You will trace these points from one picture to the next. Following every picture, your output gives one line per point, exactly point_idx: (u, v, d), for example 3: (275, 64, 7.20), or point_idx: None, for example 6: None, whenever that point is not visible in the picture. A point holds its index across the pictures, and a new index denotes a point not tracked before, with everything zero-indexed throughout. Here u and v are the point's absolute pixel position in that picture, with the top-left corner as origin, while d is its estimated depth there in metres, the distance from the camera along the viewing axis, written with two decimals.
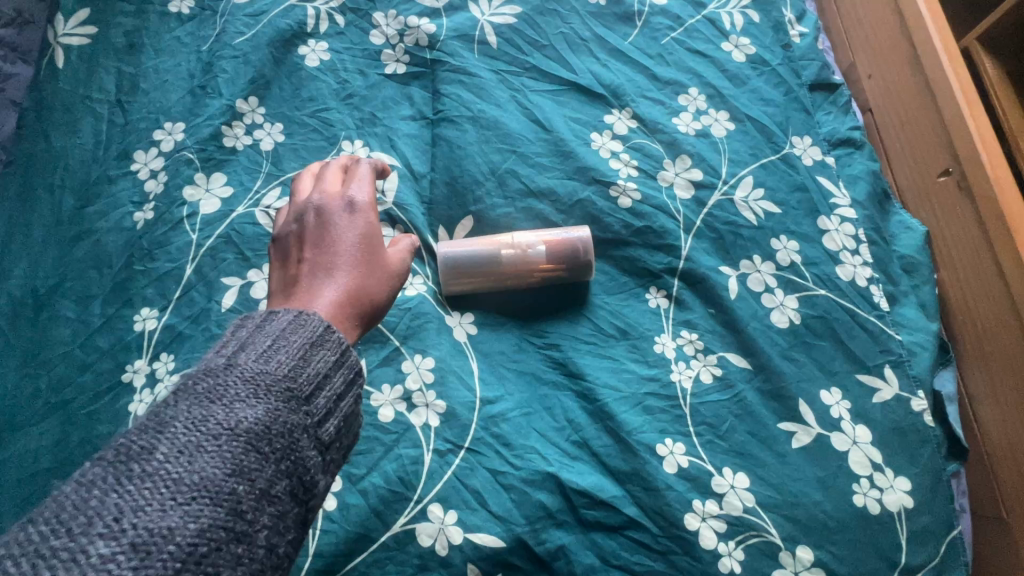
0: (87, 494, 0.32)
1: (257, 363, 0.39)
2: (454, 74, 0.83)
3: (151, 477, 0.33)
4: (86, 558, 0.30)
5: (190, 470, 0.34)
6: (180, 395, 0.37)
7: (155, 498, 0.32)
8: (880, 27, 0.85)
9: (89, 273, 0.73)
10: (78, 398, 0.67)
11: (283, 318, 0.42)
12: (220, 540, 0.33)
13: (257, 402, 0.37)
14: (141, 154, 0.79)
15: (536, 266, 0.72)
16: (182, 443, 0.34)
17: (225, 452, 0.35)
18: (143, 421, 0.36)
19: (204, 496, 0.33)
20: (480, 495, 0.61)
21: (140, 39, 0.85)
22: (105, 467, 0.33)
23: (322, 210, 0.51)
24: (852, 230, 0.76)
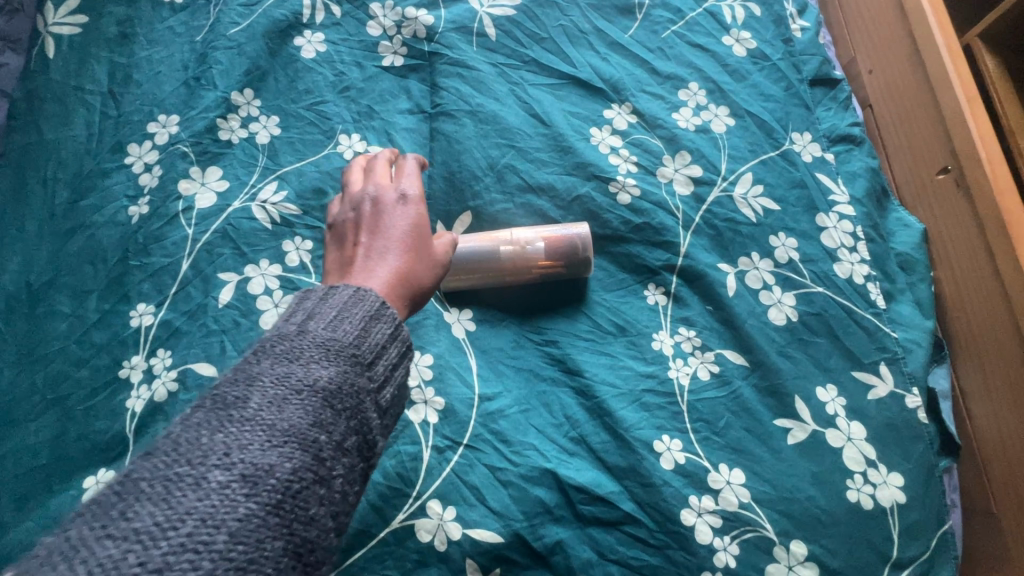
0: (196, 433, 0.36)
1: (327, 329, 0.42)
2: (453, 67, 0.82)
3: (250, 421, 0.36)
4: (206, 484, 0.33)
5: (281, 417, 0.37)
6: (262, 354, 0.40)
7: (255, 439, 0.36)
8: (881, 22, 0.84)
9: (84, 268, 0.72)
10: (74, 394, 0.67)
11: (343, 292, 0.44)
12: (311, 479, 0.36)
13: (331, 364, 0.40)
14: (136, 146, 0.78)
15: (534, 262, 0.72)
16: (272, 394, 0.38)
17: (309, 404, 0.38)
18: (233, 375, 0.39)
19: (296, 440, 0.37)
20: (479, 491, 0.62)
21: (132, 29, 0.84)
22: (206, 413, 0.37)
23: (378, 200, 0.52)
24: (850, 227, 0.76)
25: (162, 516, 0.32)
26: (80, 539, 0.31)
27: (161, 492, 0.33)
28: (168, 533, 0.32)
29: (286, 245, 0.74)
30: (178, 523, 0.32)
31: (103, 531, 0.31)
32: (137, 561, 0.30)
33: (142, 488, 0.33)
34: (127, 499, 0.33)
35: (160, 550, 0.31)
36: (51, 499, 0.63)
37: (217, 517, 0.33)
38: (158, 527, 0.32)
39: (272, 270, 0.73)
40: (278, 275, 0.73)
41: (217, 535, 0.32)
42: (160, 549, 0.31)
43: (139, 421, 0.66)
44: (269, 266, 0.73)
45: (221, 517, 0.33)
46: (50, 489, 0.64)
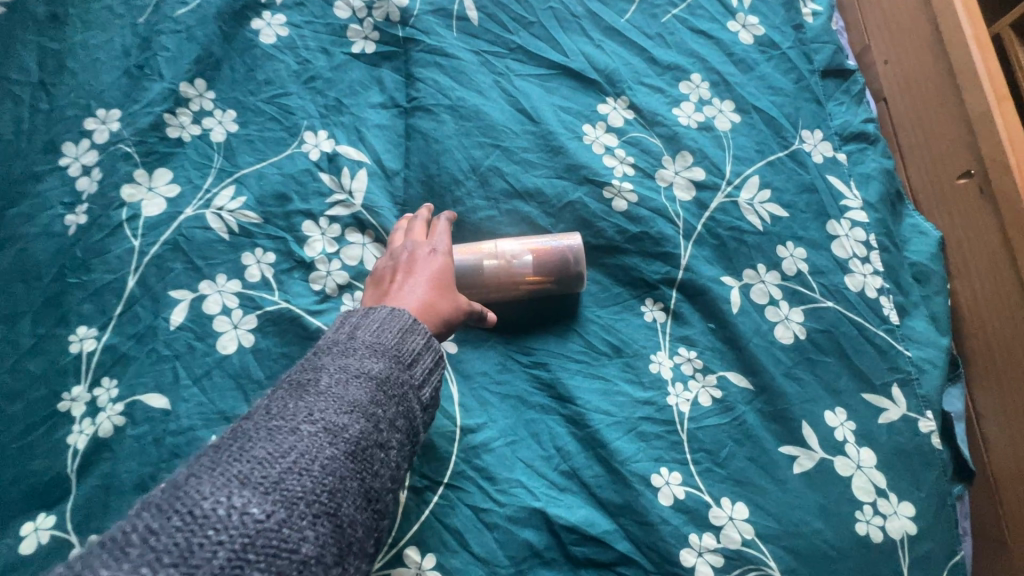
0: (280, 403, 0.40)
1: (376, 330, 0.47)
2: (431, 56, 0.74)
3: (328, 388, 0.41)
4: (298, 433, 0.38)
5: (352, 389, 0.42)
6: (325, 347, 0.45)
7: (332, 403, 0.40)
8: (901, 7, 0.77)
9: (15, 286, 0.64)
10: (7, 431, 0.60)
11: (381, 311, 0.49)
12: (379, 439, 0.41)
13: (386, 354, 0.45)
14: (71, 146, 0.69)
15: (522, 278, 0.65)
16: (344, 369, 0.43)
17: (374, 378, 0.43)
18: (302, 364, 0.44)
19: (367, 404, 0.42)
20: (461, 535, 0.57)
21: (64, 9, 0.74)
22: (284, 390, 0.41)
23: (413, 251, 0.59)
24: (862, 235, 0.71)
25: (272, 448, 0.37)
26: (209, 460, 0.36)
27: (266, 433, 0.38)
28: (278, 460, 0.36)
29: (246, 258, 0.67)
30: (284, 454, 0.37)
31: (228, 455, 0.36)
32: (259, 475, 0.35)
33: (251, 430, 0.38)
34: (238, 439, 0.38)
35: (276, 469, 0.36)
36: None
37: (314, 454, 0.37)
38: (270, 455, 0.37)
39: (230, 286, 0.66)
40: (237, 292, 0.65)
41: (313, 466, 0.37)
42: (276, 469, 0.36)
43: (82, 461, 0.59)
44: (226, 283, 0.66)
45: (315, 456, 0.37)
46: None
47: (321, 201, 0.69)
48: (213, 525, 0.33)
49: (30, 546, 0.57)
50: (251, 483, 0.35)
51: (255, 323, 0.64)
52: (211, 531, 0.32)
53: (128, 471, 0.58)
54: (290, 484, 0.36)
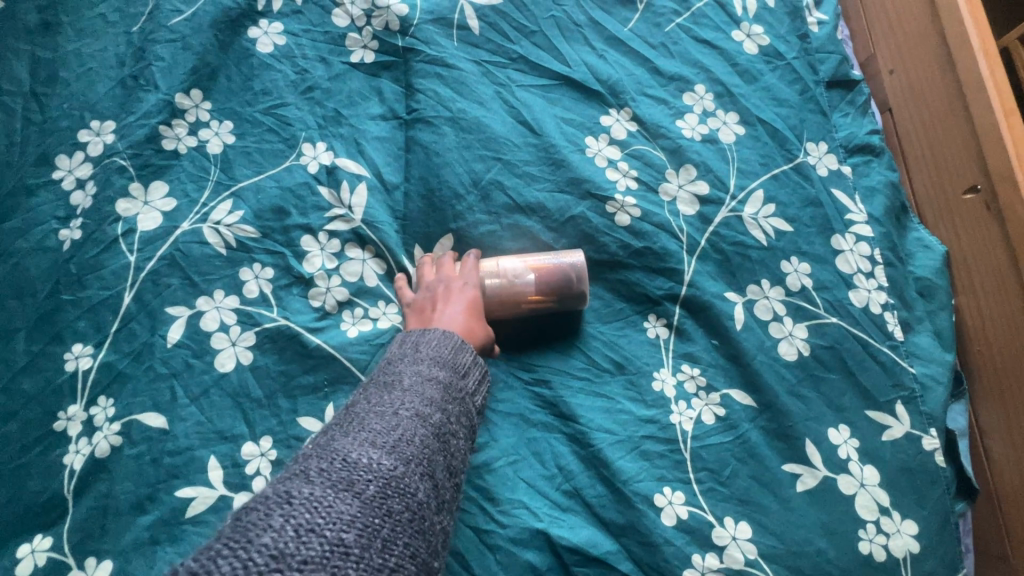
0: (373, 396, 0.46)
1: (438, 343, 0.53)
2: (431, 66, 0.73)
3: (413, 383, 0.47)
4: (399, 413, 0.44)
5: (431, 385, 0.48)
6: (396, 359, 0.52)
7: (419, 395, 0.47)
8: (908, 17, 0.76)
9: (9, 303, 0.63)
10: (2, 451, 0.59)
11: (434, 331, 0.55)
12: (455, 428, 0.47)
13: (451, 359, 0.52)
14: (65, 159, 0.68)
15: (522, 296, 0.64)
16: (421, 370, 0.49)
17: (445, 377, 0.50)
18: (377, 374, 0.50)
19: (444, 396, 0.48)
20: (463, 556, 0.57)
21: (56, 17, 0.72)
22: (371, 390, 0.48)
23: (448, 283, 0.63)
24: (867, 250, 0.70)
25: (385, 422, 0.43)
26: (329, 436, 0.42)
27: (375, 411, 0.44)
28: (391, 430, 0.42)
29: (244, 274, 0.66)
30: (393, 428, 0.43)
31: (346, 429, 0.42)
32: (378, 440, 0.41)
33: (359, 411, 0.45)
34: (350, 420, 0.44)
35: (390, 436, 0.42)
36: None
37: (416, 429, 0.44)
38: (384, 426, 0.43)
39: (228, 302, 0.65)
40: (235, 309, 0.64)
41: (417, 437, 0.43)
42: (389, 437, 0.42)
43: (78, 481, 0.58)
44: (224, 299, 0.65)
45: (417, 429, 0.44)
46: None
47: (320, 215, 0.68)
48: (362, 467, 0.39)
49: (26, 568, 0.56)
50: (377, 443, 0.41)
51: (254, 339, 0.63)
52: (361, 472, 0.38)
53: (125, 492, 0.58)
54: (405, 447, 0.42)
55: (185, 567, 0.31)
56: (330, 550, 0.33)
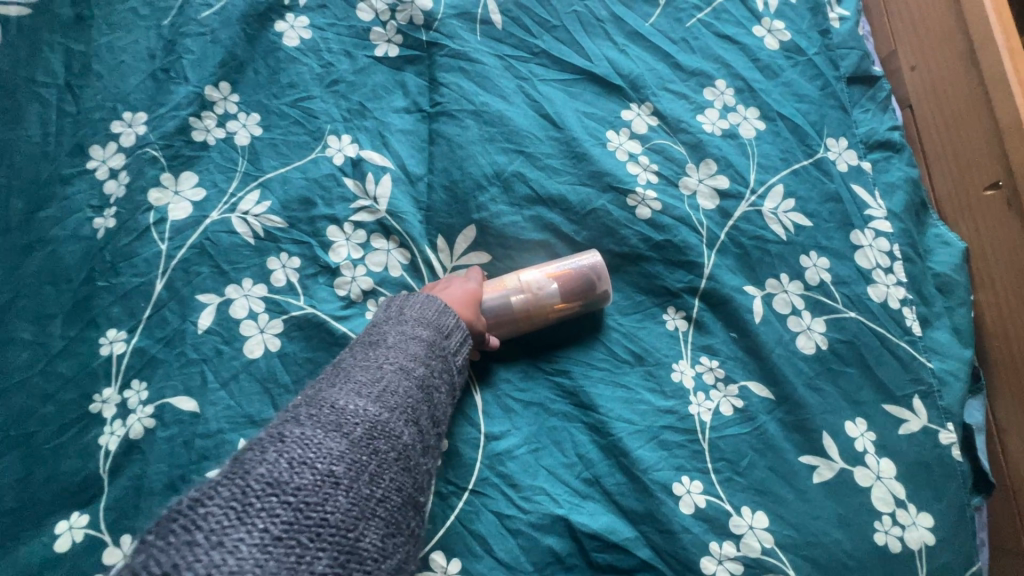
0: (360, 353, 0.52)
1: (420, 307, 0.57)
2: (454, 60, 0.74)
3: (398, 341, 0.53)
4: (385, 367, 0.50)
5: (414, 343, 0.53)
6: (382, 320, 0.56)
7: (404, 352, 0.52)
8: (931, 12, 0.76)
9: (46, 289, 0.65)
10: (40, 431, 0.61)
11: (419, 297, 0.59)
12: (438, 380, 0.53)
13: (435, 318, 0.57)
14: (98, 149, 0.69)
15: (543, 305, 0.65)
16: (406, 329, 0.55)
17: (430, 335, 0.55)
18: (365, 333, 0.55)
19: (430, 351, 0.54)
20: (485, 540, 0.58)
21: (89, 11, 0.74)
22: (360, 346, 0.53)
23: (456, 283, 0.64)
24: (886, 246, 0.70)
25: (367, 377, 0.48)
26: (316, 390, 0.47)
27: (358, 368, 0.49)
28: (374, 384, 0.48)
29: (271, 263, 0.67)
30: (379, 379, 0.48)
31: (330, 383, 0.47)
32: (360, 394, 0.46)
33: (344, 367, 0.50)
34: (336, 374, 0.49)
35: (372, 390, 0.47)
36: (18, 548, 0.58)
37: (398, 382, 0.49)
38: (367, 381, 0.48)
39: (256, 291, 0.66)
40: (263, 297, 0.66)
41: (397, 390, 0.48)
42: (371, 391, 0.47)
43: (114, 462, 0.60)
44: (252, 287, 0.66)
45: (399, 382, 0.49)
46: (17, 538, 0.58)
47: (346, 206, 0.69)
48: (346, 416, 0.44)
49: (64, 544, 0.58)
50: (360, 395, 0.46)
51: (281, 326, 0.65)
52: (346, 419, 0.44)
53: (158, 473, 0.59)
54: (386, 399, 0.47)
55: (184, 500, 0.36)
56: (321, 480, 0.39)
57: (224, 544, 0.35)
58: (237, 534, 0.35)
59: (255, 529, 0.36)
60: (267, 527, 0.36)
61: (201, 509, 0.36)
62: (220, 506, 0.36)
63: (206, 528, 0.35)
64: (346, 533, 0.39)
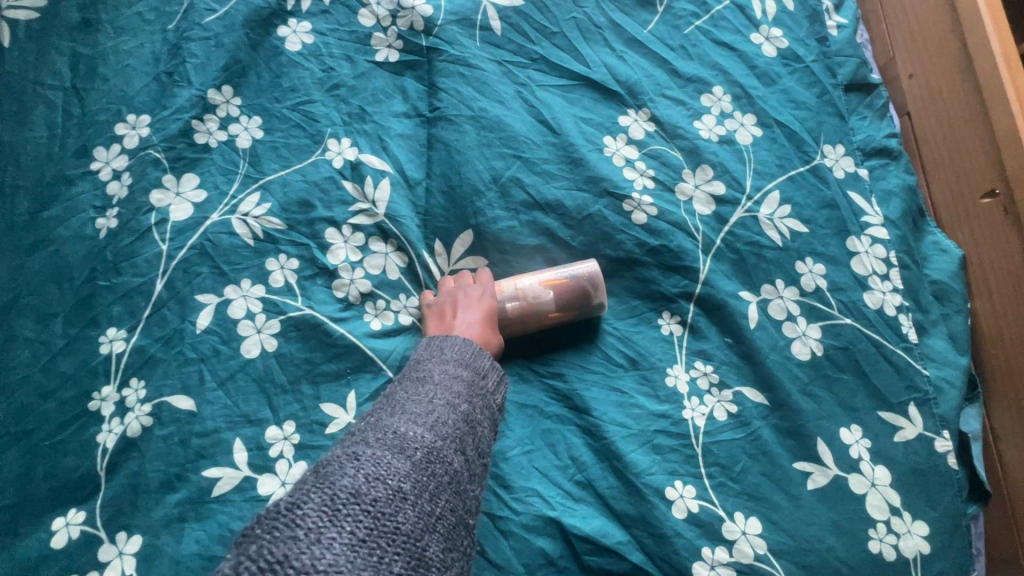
0: (413, 382, 0.51)
1: (460, 346, 0.56)
2: (453, 66, 0.75)
3: (447, 373, 0.52)
4: (438, 397, 0.49)
5: (464, 373, 0.53)
6: (430, 351, 0.56)
7: (455, 382, 0.52)
8: (928, 21, 0.76)
9: (48, 288, 0.66)
10: (40, 428, 0.62)
11: (456, 336, 0.58)
12: (487, 411, 0.52)
13: (480, 350, 0.57)
14: (103, 151, 0.71)
15: (542, 312, 0.66)
16: (450, 366, 0.53)
17: (469, 376, 0.53)
18: (413, 365, 0.55)
19: (476, 381, 0.53)
20: (477, 542, 0.58)
21: (96, 15, 0.75)
22: (411, 375, 0.53)
23: (458, 295, 0.65)
24: (883, 252, 0.70)
25: (424, 405, 0.48)
26: (375, 417, 0.47)
27: (413, 397, 0.49)
28: (431, 411, 0.47)
29: (270, 264, 0.68)
30: (434, 407, 0.48)
31: (389, 411, 0.47)
32: (421, 420, 0.46)
33: (399, 397, 0.49)
34: (391, 403, 0.48)
35: (430, 417, 0.47)
36: (15, 543, 0.59)
37: (453, 410, 0.48)
38: (424, 408, 0.47)
39: (254, 291, 0.67)
40: (261, 297, 0.67)
41: (453, 417, 0.48)
42: (430, 417, 0.46)
43: (111, 459, 0.61)
44: (251, 288, 0.67)
45: (454, 411, 0.48)
46: (15, 532, 0.59)
47: (344, 209, 0.70)
48: (409, 441, 0.43)
49: (61, 540, 0.58)
50: (420, 421, 0.46)
51: (279, 327, 0.66)
52: (409, 443, 0.43)
53: (154, 470, 0.60)
54: (444, 425, 0.46)
55: (280, 503, 0.37)
56: (393, 494, 0.39)
57: (318, 544, 0.34)
58: (330, 533, 0.35)
59: (345, 530, 0.36)
60: (354, 530, 0.36)
61: (297, 511, 0.36)
62: (314, 508, 0.36)
63: (305, 525, 0.35)
64: (415, 544, 0.38)
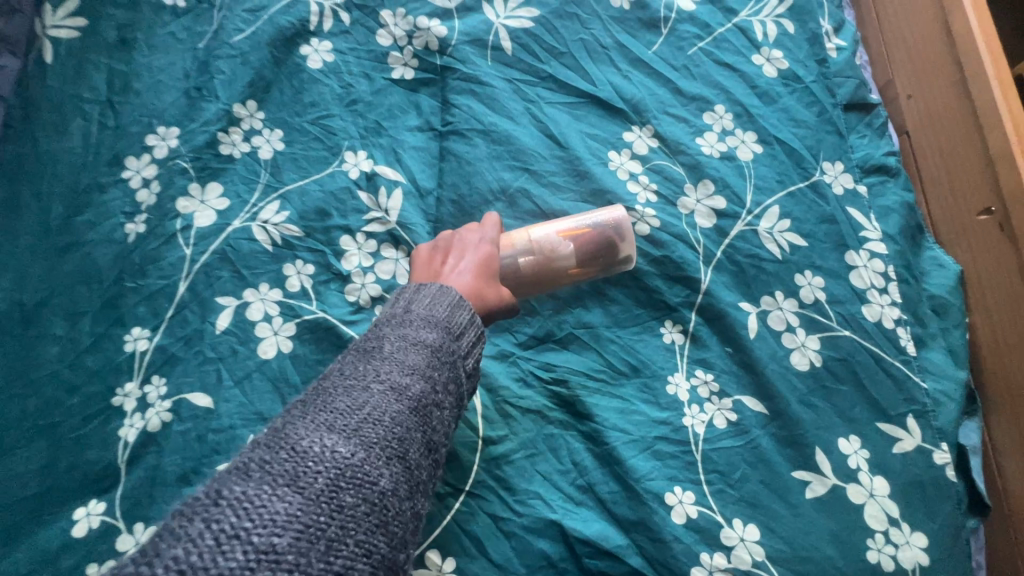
0: (346, 368, 0.45)
1: (423, 311, 0.51)
2: (465, 83, 0.78)
3: (388, 359, 0.45)
4: (371, 388, 0.42)
5: (409, 356, 0.46)
6: (376, 330, 0.49)
7: (397, 367, 0.45)
8: (925, 44, 0.79)
9: (78, 288, 0.70)
10: (65, 421, 0.65)
11: (432, 286, 0.54)
12: (434, 400, 0.45)
13: (435, 326, 0.50)
14: (134, 160, 0.75)
15: (562, 261, 0.69)
16: (394, 350, 0.46)
17: (415, 364, 0.46)
18: (356, 344, 0.48)
19: (424, 369, 0.46)
20: (480, 541, 0.60)
21: (132, 34, 0.80)
22: (351, 357, 0.46)
23: (462, 241, 0.64)
24: (881, 267, 0.72)
25: (350, 400, 0.41)
26: (298, 412, 0.41)
27: (345, 386, 0.43)
28: (357, 410, 0.41)
29: (287, 269, 0.71)
30: (360, 407, 0.41)
31: (313, 407, 0.41)
32: (341, 423, 0.40)
33: (330, 385, 0.43)
34: (321, 392, 0.42)
35: (355, 418, 0.40)
36: (38, 531, 0.61)
37: (387, 405, 0.42)
38: (349, 407, 0.41)
39: (272, 295, 0.70)
40: (278, 301, 0.70)
41: (386, 416, 0.41)
42: (354, 418, 0.40)
43: (131, 453, 0.64)
44: (268, 291, 0.70)
45: (388, 406, 0.42)
46: (39, 521, 0.62)
47: (359, 217, 0.73)
48: (311, 458, 0.37)
49: (81, 529, 0.61)
50: (336, 428, 0.39)
51: (294, 329, 0.69)
52: (310, 463, 0.37)
53: (172, 464, 0.63)
54: (368, 430, 0.40)
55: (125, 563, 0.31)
56: (264, 548, 0.32)
57: None
58: None
59: None
60: None
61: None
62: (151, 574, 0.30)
63: None
64: None
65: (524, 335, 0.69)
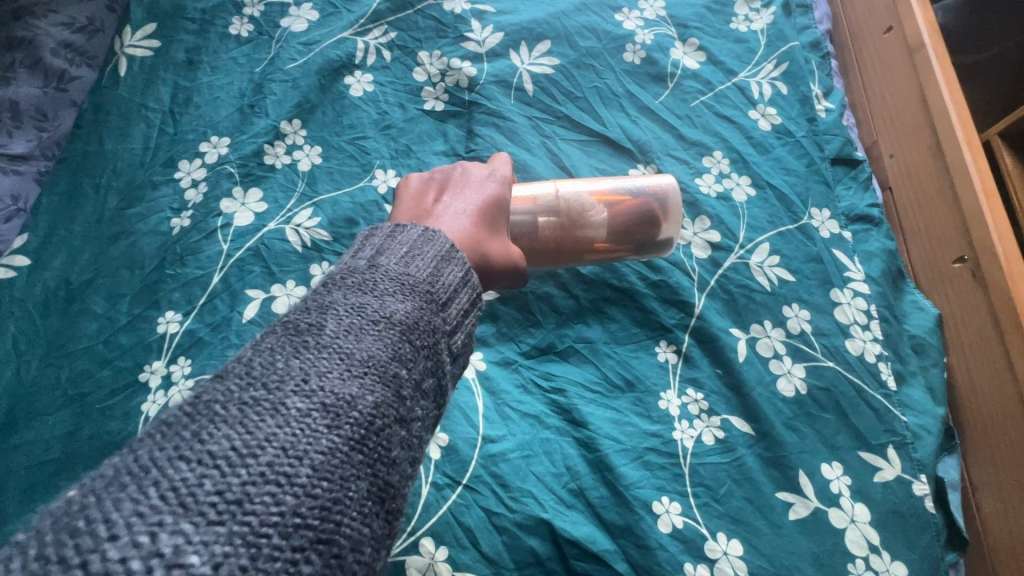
0: (272, 357, 0.36)
1: (400, 258, 0.46)
2: (489, 117, 0.87)
3: (318, 365, 0.36)
4: (285, 411, 0.33)
5: (360, 347, 0.37)
6: (316, 305, 0.40)
7: (336, 368, 0.36)
8: (904, 111, 0.87)
9: (122, 272, 0.76)
10: (95, 391, 0.69)
11: (411, 232, 0.49)
12: (393, 416, 0.37)
13: (405, 299, 0.42)
14: (186, 163, 0.83)
15: (596, 226, 0.73)
16: (330, 350, 0.37)
17: (358, 383, 0.36)
18: (283, 327, 0.38)
19: (375, 381, 0.36)
20: (472, 534, 0.62)
21: (199, 57, 0.91)
22: (281, 340, 0.37)
23: (470, 176, 0.63)
24: (863, 305, 0.77)
25: (241, 442, 0.31)
26: (151, 460, 0.30)
27: (236, 415, 0.32)
28: (248, 461, 0.30)
29: (314, 269, 0.77)
30: (261, 449, 0.31)
31: (176, 452, 0.30)
32: (214, 490, 0.29)
33: (215, 410, 0.33)
34: (200, 420, 0.32)
35: (237, 480, 0.30)
36: (55, 494, 0.64)
37: (298, 447, 0.32)
38: (239, 452, 0.31)
39: (297, 291, 0.76)
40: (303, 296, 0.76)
41: (303, 463, 0.31)
42: (237, 479, 0.30)
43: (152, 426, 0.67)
44: (294, 288, 0.76)
45: (303, 449, 0.32)
46: (56, 485, 0.65)
47: None
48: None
49: None
50: (201, 505, 0.28)
51: None
52: None
53: None
54: (260, 501, 0.29)
55: None
56: None
57: None
58: None
59: None
60: None
61: None
62: None
63: None
64: None
65: (527, 345, 0.74)
